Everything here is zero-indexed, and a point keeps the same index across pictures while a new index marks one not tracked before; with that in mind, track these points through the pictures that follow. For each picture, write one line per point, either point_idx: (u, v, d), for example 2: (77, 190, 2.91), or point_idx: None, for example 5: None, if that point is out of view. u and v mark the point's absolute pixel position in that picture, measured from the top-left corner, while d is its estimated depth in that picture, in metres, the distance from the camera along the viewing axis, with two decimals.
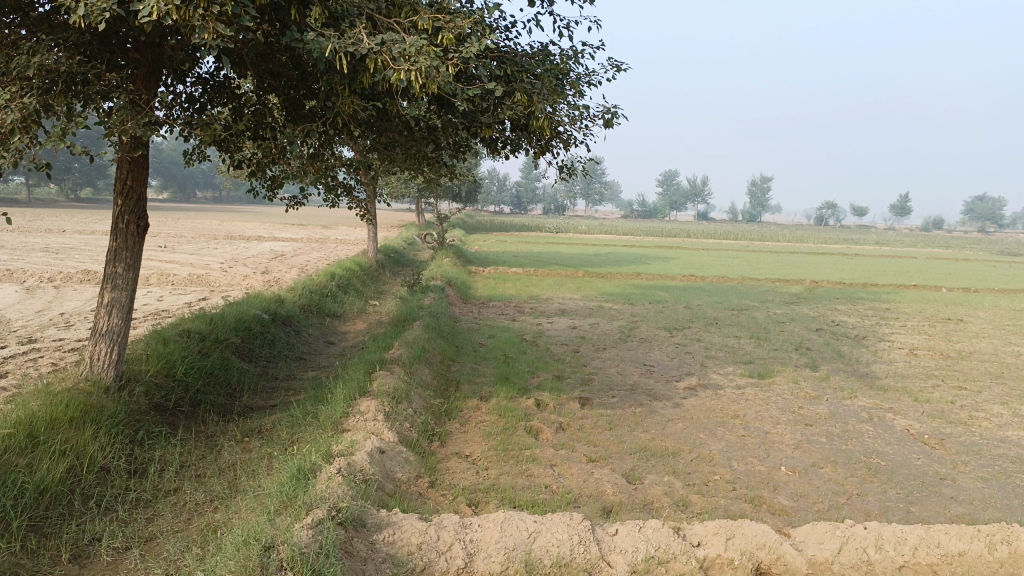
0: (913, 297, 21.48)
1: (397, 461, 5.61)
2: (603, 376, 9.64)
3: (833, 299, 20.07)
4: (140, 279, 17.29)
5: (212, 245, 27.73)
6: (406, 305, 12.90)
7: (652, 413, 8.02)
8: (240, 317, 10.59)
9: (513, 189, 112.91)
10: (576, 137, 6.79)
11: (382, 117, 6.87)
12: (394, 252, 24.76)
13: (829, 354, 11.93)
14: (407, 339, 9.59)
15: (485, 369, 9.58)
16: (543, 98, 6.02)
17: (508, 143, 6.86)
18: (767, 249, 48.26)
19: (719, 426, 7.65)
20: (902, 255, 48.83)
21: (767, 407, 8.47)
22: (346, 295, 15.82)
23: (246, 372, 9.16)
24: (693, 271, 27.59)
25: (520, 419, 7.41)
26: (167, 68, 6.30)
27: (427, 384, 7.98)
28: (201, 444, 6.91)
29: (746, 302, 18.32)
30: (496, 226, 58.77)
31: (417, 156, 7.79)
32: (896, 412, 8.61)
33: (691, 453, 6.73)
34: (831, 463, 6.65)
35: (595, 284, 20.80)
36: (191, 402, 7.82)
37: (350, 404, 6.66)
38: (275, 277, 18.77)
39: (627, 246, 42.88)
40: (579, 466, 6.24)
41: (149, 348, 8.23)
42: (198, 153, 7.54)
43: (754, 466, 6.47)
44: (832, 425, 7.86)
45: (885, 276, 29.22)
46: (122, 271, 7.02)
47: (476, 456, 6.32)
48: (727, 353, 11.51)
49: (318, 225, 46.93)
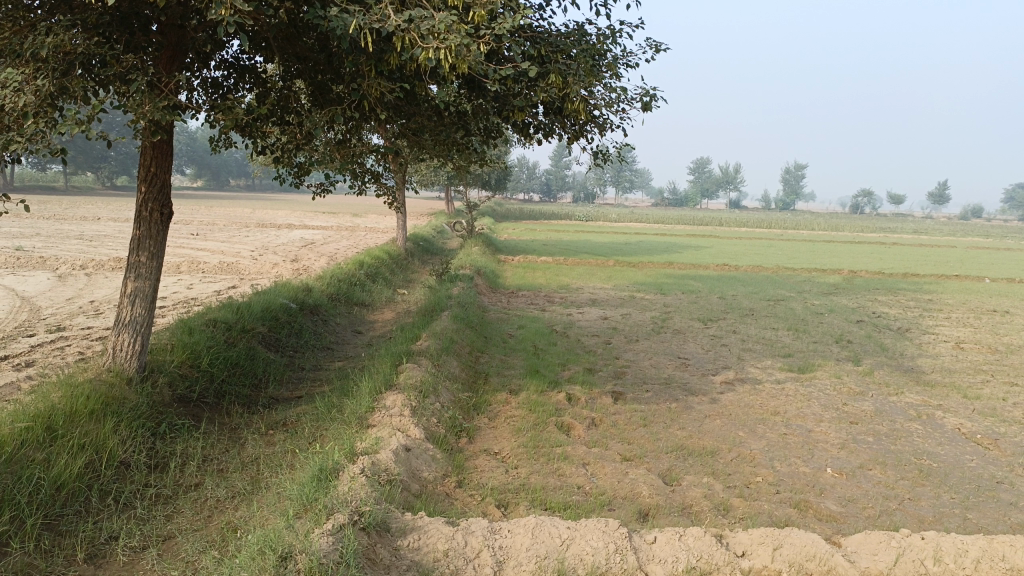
0: (956, 287, 20.79)
1: (423, 459, 5.38)
2: (637, 369, 9.34)
3: (873, 289, 19.48)
4: (170, 266, 17.30)
5: (243, 233, 27.79)
6: (435, 294, 12.68)
7: (688, 409, 7.71)
8: (267, 306, 10.44)
9: (543, 178, 112.41)
10: (612, 121, 6.48)
11: (410, 101, 6.61)
12: (423, 241, 24.60)
13: (871, 348, 11.49)
14: (435, 330, 9.38)
15: (514, 361, 9.33)
16: (578, 80, 5.73)
17: (541, 128, 6.56)
18: (802, 239, 47.30)
19: (759, 424, 7.32)
20: (941, 244, 47.66)
21: (809, 403, 8.11)
22: (375, 284, 15.66)
23: (273, 363, 9.02)
24: (727, 260, 27.06)
25: (551, 414, 7.15)
26: (189, 52, 6.11)
27: (455, 377, 7.76)
28: (224, 437, 6.76)
29: (783, 292, 17.84)
30: (525, 214, 58.41)
31: (448, 141, 7.53)
32: (946, 409, 8.20)
33: (730, 452, 6.42)
34: (879, 465, 6.31)
35: (626, 273, 20.46)
36: (215, 393, 7.68)
37: (376, 398, 6.45)
38: (304, 265, 18.69)
39: (658, 235, 42.30)
40: (613, 465, 5.96)
41: (174, 338, 8.10)
42: (224, 139, 7.36)
43: (798, 467, 6.15)
44: (878, 423, 7.49)
45: (925, 265, 28.47)
46: (145, 260, 6.87)
47: (505, 454, 6.07)
48: (765, 346, 11.14)
49: (348, 213, 46.96)
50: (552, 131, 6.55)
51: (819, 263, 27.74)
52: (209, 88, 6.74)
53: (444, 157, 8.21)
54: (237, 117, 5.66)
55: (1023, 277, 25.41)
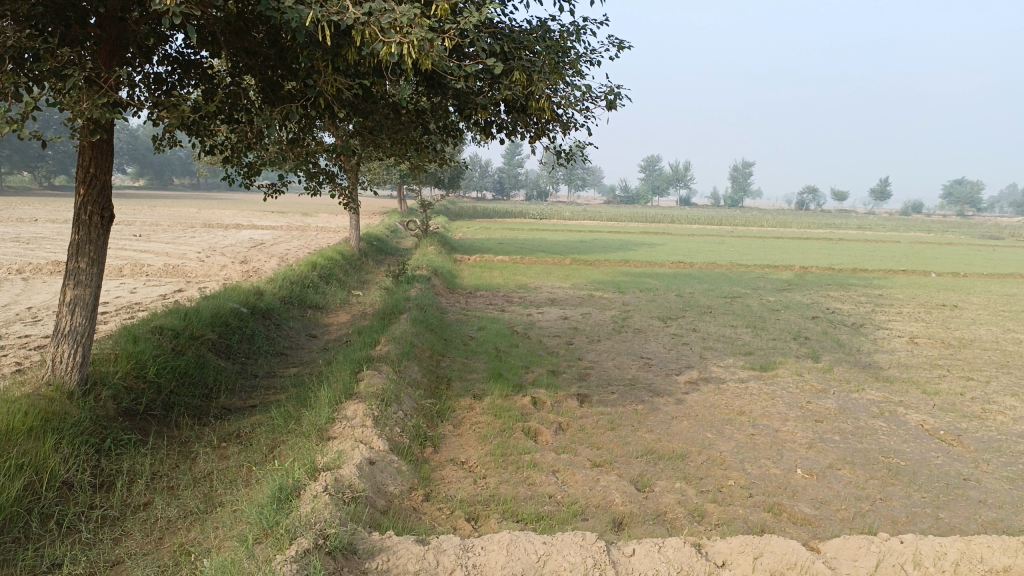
0: (904, 282, 21.24)
1: (388, 472, 5.14)
2: (600, 370, 9.22)
3: (825, 285, 19.77)
4: (113, 270, 16.64)
5: (189, 234, 26.96)
6: (392, 296, 12.37)
7: (655, 411, 7.60)
8: (217, 311, 10.04)
9: (496, 176, 112.23)
10: (576, 120, 6.32)
11: (366, 99, 6.35)
12: (377, 241, 24.18)
13: (829, 344, 11.58)
14: (394, 333, 9.11)
15: (476, 364, 9.12)
16: (543, 78, 5.56)
17: (504, 127, 6.34)
18: (752, 235, 48.04)
19: (727, 424, 7.25)
20: (885, 239, 48.90)
21: (773, 401, 8.08)
22: (329, 286, 15.27)
23: (224, 371, 8.65)
24: (682, 257, 27.23)
25: (517, 420, 6.96)
26: (131, 45, 5.77)
27: (417, 383, 7.51)
28: (174, 452, 6.41)
29: (738, 289, 17.97)
30: (478, 212, 58.13)
31: (406, 139, 7.27)
32: (907, 406, 8.26)
33: (700, 455, 6.31)
34: (848, 465, 6.28)
35: (583, 272, 20.39)
36: (163, 405, 7.30)
37: (336, 408, 6.18)
38: (255, 267, 18.16)
39: (611, 233, 42.47)
40: (583, 472, 5.79)
41: (118, 347, 7.69)
42: (169, 138, 6.97)
43: (769, 469, 6.07)
44: (843, 421, 7.49)
45: (872, 261, 29.05)
46: (85, 266, 6.48)
47: (472, 463, 5.87)
48: (725, 344, 11.13)
49: (298, 213, 46.12)
50: (515, 131, 6.34)
51: (771, 259, 28.10)
52: (152, 83, 6.36)
53: (401, 156, 7.95)
54: (183, 116, 5.33)
55: (967, 271, 26.09)
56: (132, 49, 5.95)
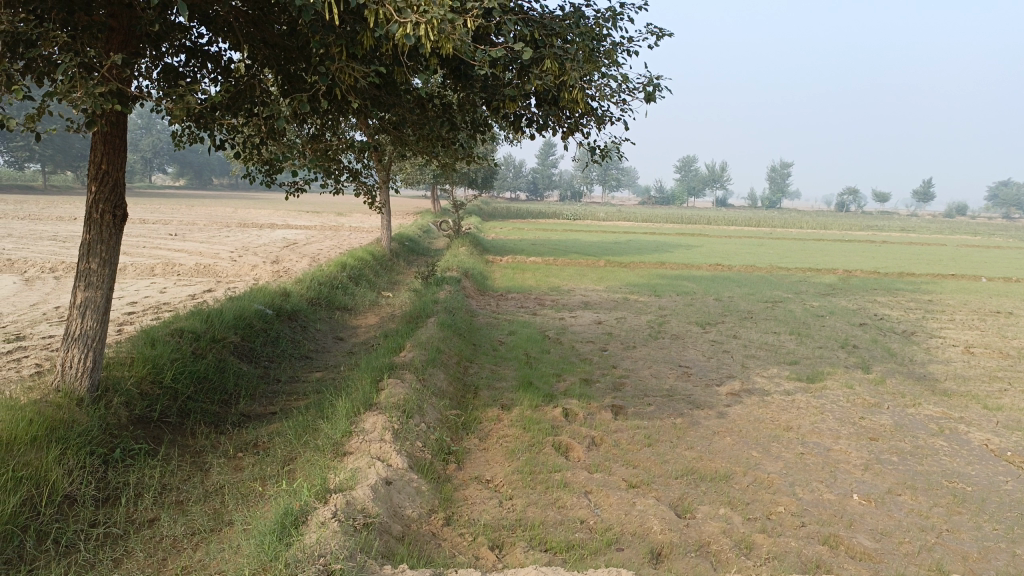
0: (953, 287, 20.36)
1: (406, 493, 4.75)
2: (636, 379, 8.74)
3: (871, 289, 19.01)
4: (145, 269, 16.57)
5: (222, 233, 26.95)
6: (420, 299, 12.01)
7: (695, 425, 7.12)
8: (240, 313, 9.77)
9: (530, 176, 111.74)
10: (612, 114, 5.90)
11: (390, 91, 6.01)
12: (409, 241, 23.92)
13: (879, 353, 10.95)
14: (421, 338, 8.73)
15: (505, 371, 8.72)
16: (578, 67, 5.13)
17: (534, 121, 5.92)
18: (791, 237, 46.99)
19: (773, 442, 6.74)
20: (931, 242, 47.38)
21: (823, 417, 7.54)
22: (358, 287, 14.98)
23: (245, 375, 8.36)
24: (720, 260, 26.47)
25: (547, 434, 6.53)
26: (142, 35, 5.44)
27: (442, 392, 7.12)
28: (187, 463, 6.11)
29: (780, 293, 17.31)
30: (512, 213, 57.86)
31: (431, 135, 6.88)
32: (969, 423, 7.65)
33: (746, 477, 5.82)
34: (909, 490, 5.75)
35: (618, 274, 19.88)
36: (179, 411, 7.03)
37: (354, 421, 5.82)
38: (285, 268, 17.99)
39: (646, 234, 41.74)
40: (618, 494, 5.34)
41: (135, 350, 7.43)
42: (190, 135, 6.60)
43: (822, 494, 5.57)
44: (900, 440, 6.94)
45: (920, 264, 28.00)
46: (97, 267, 6.20)
47: (498, 482, 5.46)
48: (769, 352, 10.58)
49: (332, 213, 46.22)
50: (546, 127, 5.92)
51: (811, 262, 27.25)
52: (166, 76, 6.02)
53: (428, 153, 7.60)
54: (188, 107, 4.94)
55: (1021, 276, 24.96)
56: (144, 38, 5.63)
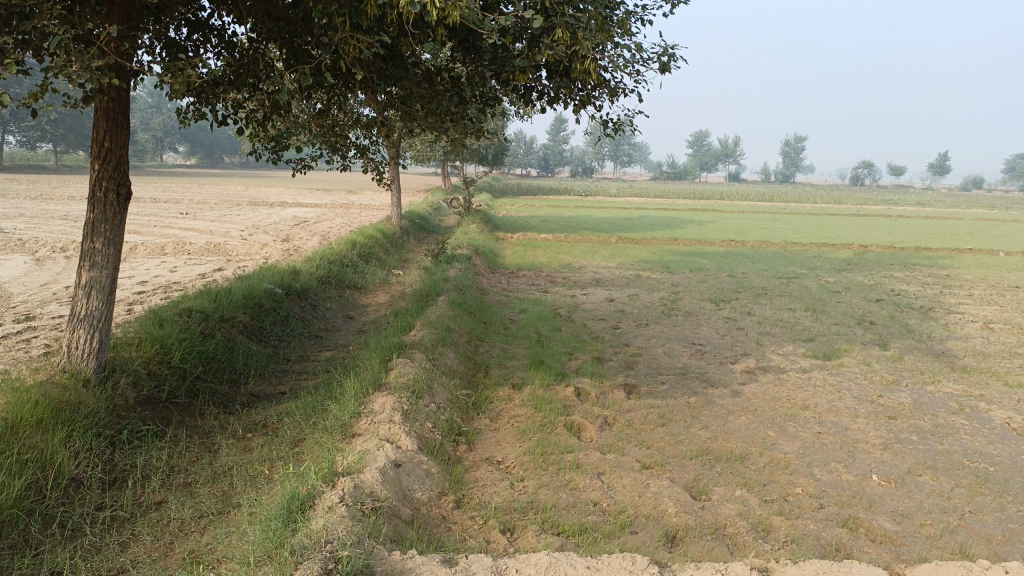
0: (971, 262, 20.06)
1: (416, 476, 4.66)
2: (649, 358, 8.62)
3: (887, 265, 18.75)
4: (155, 248, 16.53)
5: (233, 212, 26.89)
6: (430, 277, 11.90)
7: (709, 404, 6.99)
8: (249, 292, 9.69)
9: (541, 153, 111.07)
10: (625, 85, 5.73)
11: (396, 63, 5.85)
12: (419, 219, 23.79)
13: (896, 330, 10.77)
14: (430, 317, 8.62)
15: (516, 349, 8.60)
16: (590, 35, 4.94)
17: (545, 93, 5.74)
18: (805, 212, 46.58)
19: (789, 421, 6.62)
20: (947, 217, 46.79)
21: (840, 395, 7.40)
22: (368, 265, 14.88)
23: (254, 355, 8.29)
24: (733, 235, 26.19)
25: (559, 413, 6.43)
26: (142, 8, 5.29)
27: (452, 371, 7.02)
28: (195, 444, 6.05)
29: (794, 269, 17.10)
30: (523, 190, 57.58)
31: (440, 109, 6.71)
32: (990, 401, 7.49)
33: (762, 457, 5.70)
34: (930, 470, 5.62)
35: (630, 251, 19.70)
36: (188, 392, 6.97)
37: (363, 402, 5.73)
38: (295, 246, 17.91)
39: (658, 210, 41.39)
40: (631, 475, 5.24)
41: (143, 330, 7.36)
42: (194, 112, 6.45)
43: (840, 475, 5.44)
44: (920, 418, 6.80)
45: (937, 239, 27.60)
46: (101, 247, 6.10)
47: (509, 463, 5.37)
48: (784, 329, 10.42)
49: (343, 190, 46.14)
50: (558, 99, 5.75)
51: (826, 237, 26.92)
52: (168, 50, 5.87)
53: (437, 128, 7.44)
54: (188, 82, 4.78)
55: None
56: (144, 12, 5.49)
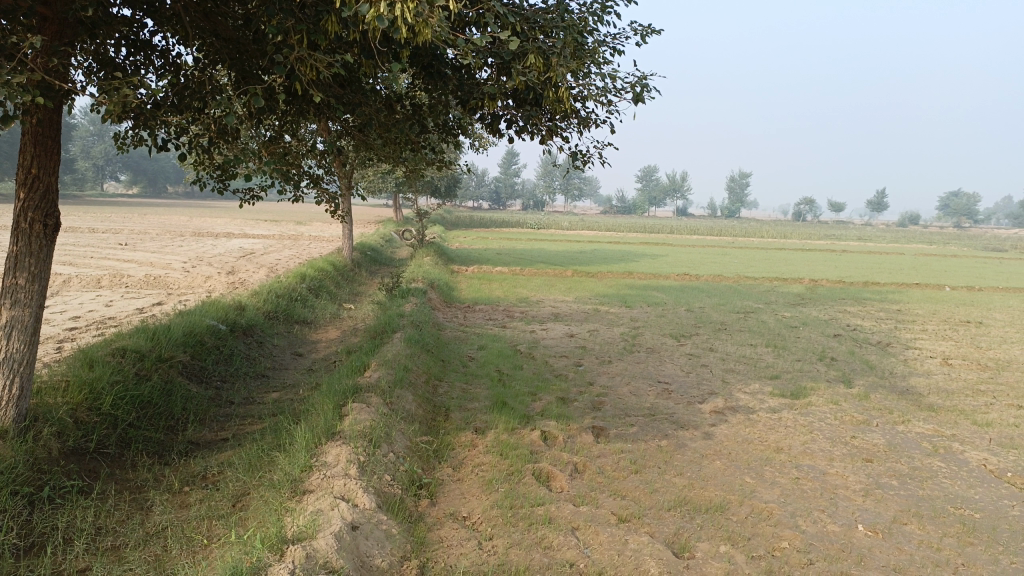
0: (918, 296, 20.39)
1: (375, 539, 4.21)
2: (615, 397, 8.29)
3: (839, 299, 18.91)
4: (91, 280, 15.70)
5: (176, 243, 25.94)
6: (384, 312, 11.44)
7: (681, 448, 6.67)
8: (190, 329, 9.10)
9: (493, 186, 111.41)
10: (597, 115, 5.46)
11: (355, 88, 5.49)
12: (371, 251, 23.29)
13: (858, 366, 10.68)
14: (386, 356, 8.16)
15: (477, 390, 8.19)
16: (564, 61, 4.66)
17: (512, 122, 5.42)
18: (753, 246, 47.30)
19: (766, 465, 6.33)
20: (889, 251, 48.09)
21: (813, 437, 7.16)
22: (319, 299, 14.32)
23: (194, 398, 7.71)
24: (687, 269, 26.28)
25: (526, 460, 6.02)
26: (76, 23, 4.82)
27: (411, 416, 6.58)
28: (126, 501, 5.48)
29: (750, 303, 17.07)
30: (475, 222, 57.38)
31: (400, 138, 6.35)
32: (962, 441, 7.34)
33: (742, 507, 5.38)
34: (916, 519, 5.38)
35: (587, 284, 19.52)
36: (119, 440, 6.38)
37: (314, 453, 5.25)
38: (241, 279, 17.23)
39: (611, 243, 41.57)
40: (608, 531, 4.85)
41: (71, 373, 6.75)
42: (133, 139, 5.94)
43: (826, 526, 5.16)
44: (896, 461, 6.60)
45: (884, 274, 28.14)
46: (24, 283, 5.53)
47: (475, 519, 4.94)
48: (748, 366, 10.23)
49: (292, 221, 45.30)
50: (526, 129, 5.41)
51: (777, 271, 27.21)
52: (104, 70, 5.40)
53: (396, 158, 7.07)
54: (124, 103, 4.29)
55: (981, 285, 25.18)
56: (79, 28, 5.03)
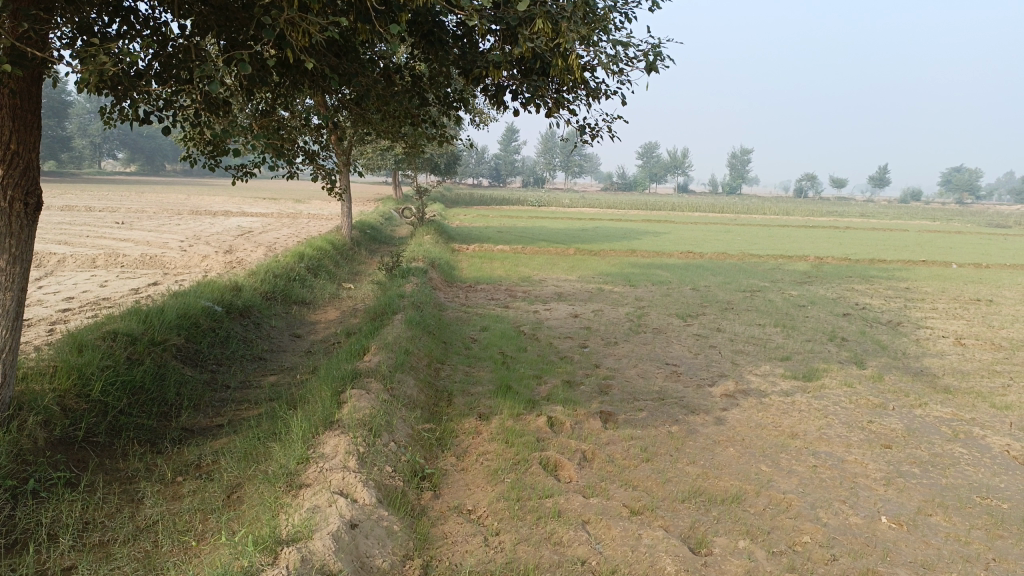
0: (926, 274, 20.10)
1: (375, 538, 3.97)
2: (623, 380, 8.04)
3: (845, 277, 18.63)
4: (86, 260, 15.40)
5: (172, 221, 25.62)
6: (384, 292, 11.17)
7: (693, 434, 6.43)
8: (184, 311, 8.82)
9: (493, 163, 110.62)
10: (607, 85, 5.14)
11: (352, 58, 5.17)
12: (370, 229, 22.96)
13: (870, 346, 10.42)
14: (386, 338, 7.90)
15: (480, 373, 7.94)
16: (574, 25, 4.33)
17: (517, 93, 5.10)
18: (756, 223, 46.93)
19: (781, 452, 6.08)
20: (891, 228, 47.77)
21: (829, 421, 6.91)
22: (317, 279, 14.04)
23: (188, 383, 7.46)
24: (690, 247, 25.94)
25: (533, 448, 5.78)
26: None
27: (412, 402, 6.33)
28: (117, 493, 5.23)
29: (756, 282, 16.80)
30: (475, 199, 56.99)
31: (398, 111, 6.07)
32: (982, 426, 7.10)
33: (760, 497, 5.15)
34: (941, 510, 5.15)
35: (589, 263, 19.23)
36: (110, 428, 6.14)
37: (311, 444, 5.01)
38: (238, 258, 16.93)
39: (612, 221, 41.23)
40: (621, 525, 4.61)
41: (58, 357, 6.48)
42: (116, 113, 5.61)
43: (848, 518, 4.93)
44: (916, 447, 6.37)
45: (889, 251, 27.78)
46: (4, 265, 5.23)
47: (481, 513, 4.71)
48: (757, 347, 9.98)
49: (290, 199, 44.91)
50: (532, 102, 5.10)
51: (781, 248, 26.87)
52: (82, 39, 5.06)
53: (395, 133, 6.75)
54: (101, 72, 3.98)
55: (989, 262, 24.84)
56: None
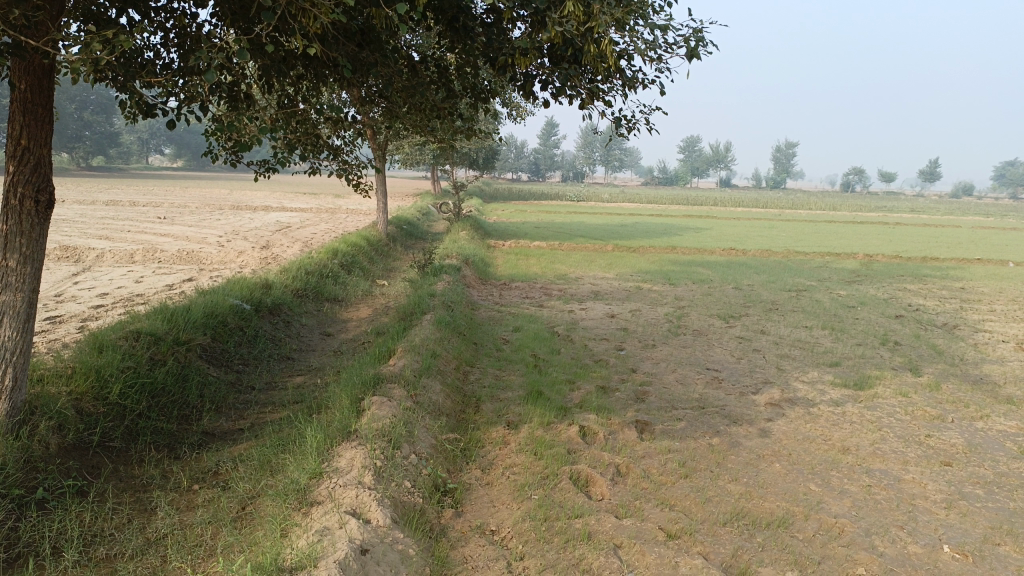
0: (981, 273, 19.18)
1: (388, 564, 3.66)
2: (660, 387, 7.64)
3: (896, 276, 17.86)
4: (124, 255, 15.43)
5: (213, 216, 25.76)
6: (414, 290, 10.90)
7: (735, 447, 6.03)
8: (211, 309, 8.64)
9: (532, 157, 110.10)
10: (645, 75, 4.76)
11: (371, 46, 4.82)
12: (406, 224, 22.74)
13: (925, 352, 9.84)
14: (414, 340, 7.61)
15: (511, 377, 7.61)
16: (607, 5, 3.95)
17: (547, 84, 4.75)
18: (802, 219, 45.70)
19: (832, 470, 5.65)
20: (944, 224, 46.17)
21: (883, 435, 6.44)
22: (350, 276, 13.84)
23: (211, 385, 7.27)
24: (733, 243, 25.17)
25: (563, 461, 5.42)
26: None
27: (437, 410, 6.03)
28: (127, 502, 5.02)
29: (802, 281, 16.17)
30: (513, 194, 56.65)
31: (424, 104, 5.73)
32: None
33: (809, 521, 4.74)
34: (1011, 539, 4.69)
35: (628, 260, 18.76)
36: (126, 433, 5.95)
37: (326, 458, 4.74)
38: (273, 254, 16.84)
39: (653, 217, 40.53)
40: (656, 550, 4.24)
41: (77, 357, 6.31)
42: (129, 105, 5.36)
43: (907, 546, 4.49)
44: (979, 466, 5.88)
45: (944, 248, 26.67)
46: (15, 265, 5.04)
47: (505, 534, 4.39)
48: (804, 351, 9.48)
49: (330, 194, 45.09)
50: (564, 91, 4.74)
51: (828, 246, 25.98)
52: (90, 25, 4.80)
53: (423, 125, 6.40)
54: (97, 60, 3.74)
55: None
56: None
